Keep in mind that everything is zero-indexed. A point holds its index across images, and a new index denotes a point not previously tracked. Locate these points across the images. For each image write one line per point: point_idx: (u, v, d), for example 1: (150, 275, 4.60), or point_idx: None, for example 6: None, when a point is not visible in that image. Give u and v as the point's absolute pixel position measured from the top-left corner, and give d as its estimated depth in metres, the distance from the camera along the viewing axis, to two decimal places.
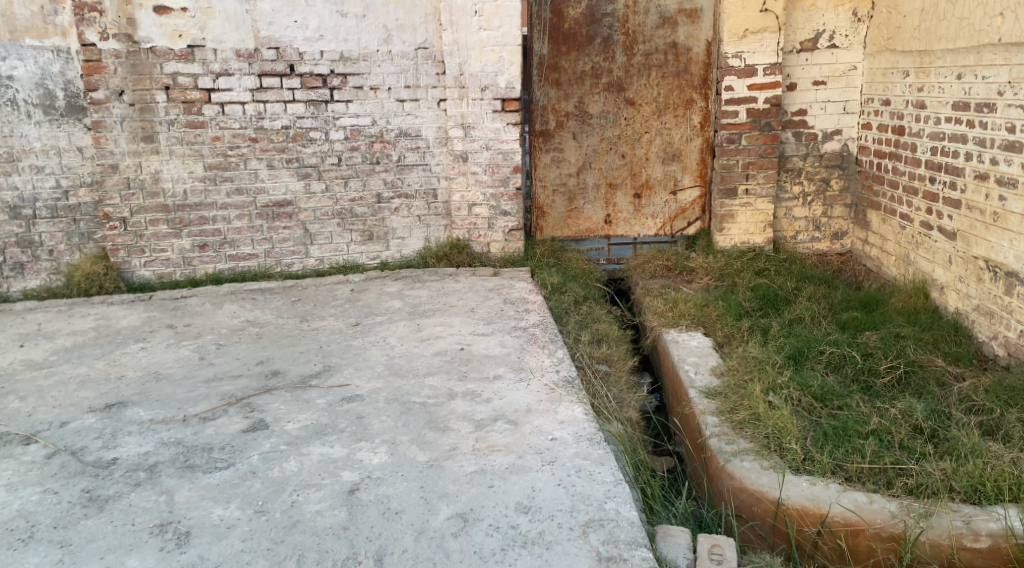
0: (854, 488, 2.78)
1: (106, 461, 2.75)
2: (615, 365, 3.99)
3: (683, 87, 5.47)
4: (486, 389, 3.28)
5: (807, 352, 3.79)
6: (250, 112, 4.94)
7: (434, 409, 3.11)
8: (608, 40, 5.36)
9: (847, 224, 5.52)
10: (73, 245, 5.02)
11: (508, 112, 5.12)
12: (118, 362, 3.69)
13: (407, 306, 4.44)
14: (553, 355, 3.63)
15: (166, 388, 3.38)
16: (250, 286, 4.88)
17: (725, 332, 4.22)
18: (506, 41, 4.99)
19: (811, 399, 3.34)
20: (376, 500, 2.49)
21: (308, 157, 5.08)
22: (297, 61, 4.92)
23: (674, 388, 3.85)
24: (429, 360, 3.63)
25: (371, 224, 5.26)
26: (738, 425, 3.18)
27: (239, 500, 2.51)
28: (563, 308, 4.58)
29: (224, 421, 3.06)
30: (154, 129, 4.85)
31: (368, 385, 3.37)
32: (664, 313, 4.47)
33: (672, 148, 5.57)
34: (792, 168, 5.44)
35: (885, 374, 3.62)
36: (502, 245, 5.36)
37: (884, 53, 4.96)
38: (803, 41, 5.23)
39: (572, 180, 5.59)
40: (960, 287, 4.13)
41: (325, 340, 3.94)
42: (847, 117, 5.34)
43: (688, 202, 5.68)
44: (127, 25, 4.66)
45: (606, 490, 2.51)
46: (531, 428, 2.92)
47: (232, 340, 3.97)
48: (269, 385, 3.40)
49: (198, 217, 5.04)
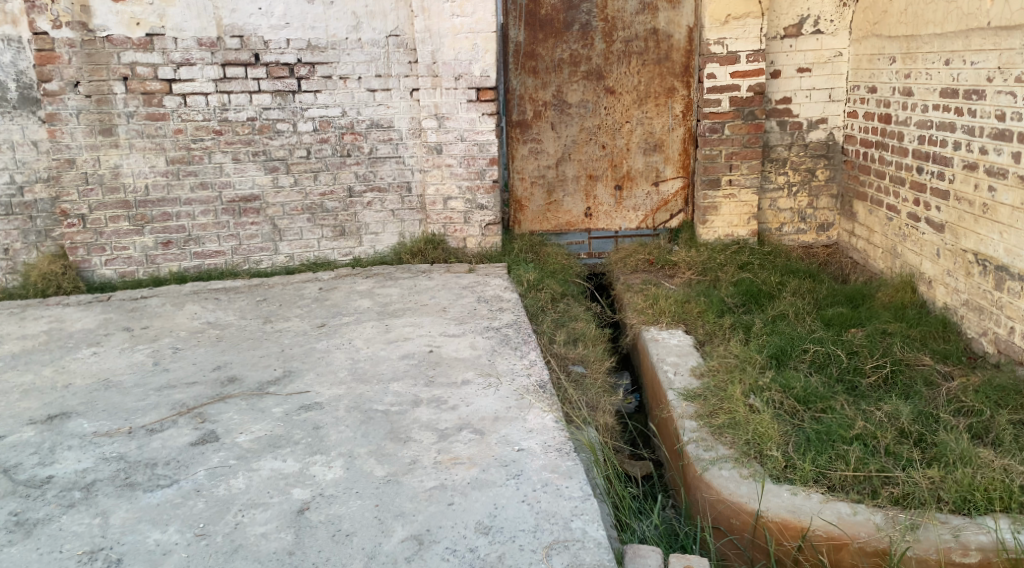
0: (838, 498, 2.64)
1: (40, 480, 2.58)
2: (591, 366, 3.81)
3: (664, 75, 5.29)
4: (452, 396, 3.11)
5: (790, 351, 3.64)
6: (214, 104, 4.73)
7: (397, 418, 2.94)
8: (586, 26, 5.18)
9: (833, 215, 5.37)
10: (30, 243, 4.82)
11: (484, 102, 4.93)
12: (67, 369, 3.50)
13: (377, 306, 4.26)
14: (525, 357, 3.46)
15: (115, 396, 3.20)
16: (215, 285, 4.69)
17: (706, 330, 4.07)
18: (480, 28, 4.79)
19: (794, 402, 3.18)
20: (325, 521, 2.32)
21: (275, 150, 4.88)
22: (261, 49, 4.71)
23: (653, 389, 3.69)
24: (396, 364, 3.45)
25: (342, 219, 5.07)
26: (717, 430, 3.03)
27: (178, 523, 2.34)
28: (539, 306, 4.41)
29: (172, 433, 2.88)
30: (112, 121, 4.64)
31: (329, 392, 3.20)
32: (644, 310, 4.31)
33: (653, 138, 5.40)
34: (776, 158, 5.28)
35: (871, 374, 3.46)
36: (479, 241, 5.18)
37: (870, 38, 4.79)
38: (787, 27, 5.06)
39: (551, 172, 5.42)
40: (948, 281, 3.98)
41: (287, 343, 3.76)
42: (832, 105, 5.18)
43: (671, 193, 5.51)
44: (81, 13, 4.45)
45: (573, 506, 2.35)
46: (498, 438, 2.75)
47: (190, 344, 3.78)
48: (225, 392, 3.22)
49: (161, 213, 4.84)
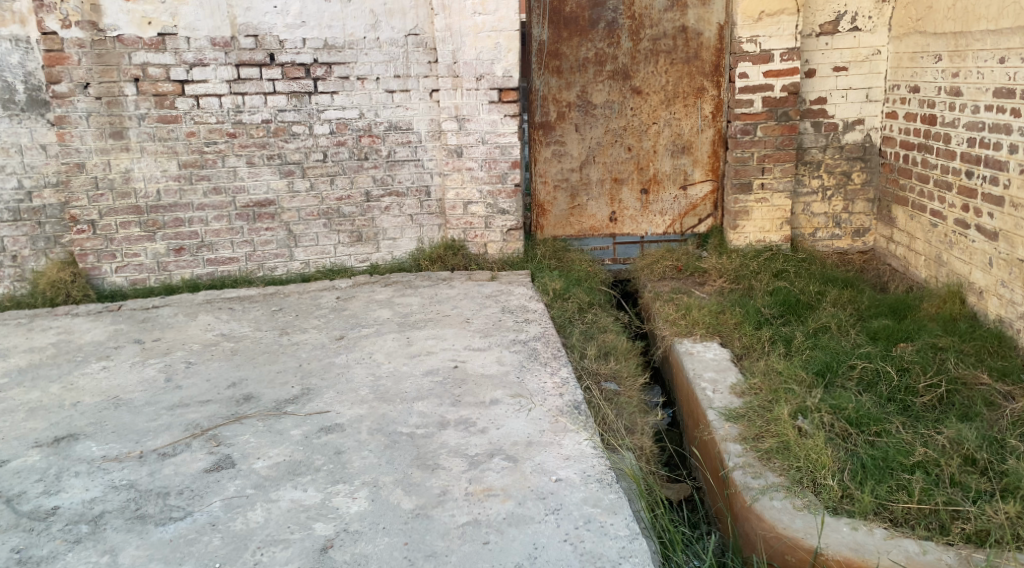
0: (903, 535, 2.47)
1: (45, 512, 2.41)
2: (624, 383, 3.60)
3: (693, 74, 5.09)
4: (481, 417, 2.92)
5: (836, 368, 3.43)
6: (228, 105, 4.56)
7: (423, 443, 2.75)
8: (613, 24, 4.98)
9: (869, 220, 5.15)
10: (38, 250, 4.66)
11: (507, 103, 4.74)
12: (75, 386, 3.33)
13: (397, 317, 4.07)
14: (556, 374, 3.27)
15: (124, 416, 3.03)
16: (228, 294, 4.52)
17: (743, 343, 3.87)
18: (503, 27, 4.60)
19: (846, 424, 2.98)
20: (351, 562, 2.16)
21: (290, 153, 4.70)
22: (277, 49, 4.54)
23: (690, 407, 3.51)
24: (419, 381, 3.26)
25: (359, 224, 4.89)
26: (765, 455, 2.85)
27: (193, 562, 2.18)
28: (566, 317, 4.22)
29: (186, 458, 2.71)
30: (124, 124, 4.47)
31: (350, 412, 3.01)
32: (676, 321, 4.12)
33: (681, 140, 5.20)
34: (810, 160, 5.07)
35: (925, 393, 3.25)
36: (501, 246, 4.99)
37: (912, 35, 4.58)
38: (823, 24, 4.84)
39: (575, 175, 5.22)
40: (1002, 293, 3.77)
41: (305, 357, 3.58)
42: (869, 105, 4.96)
43: (699, 197, 5.31)
44: (91, 12, 4.29)
45: (619, 548, 2.19)
46: (532, 466, 2.57)
47: (203, 358, 3.61)
48: (240, 412, 3.04)
49: (173, 219, 4.67)
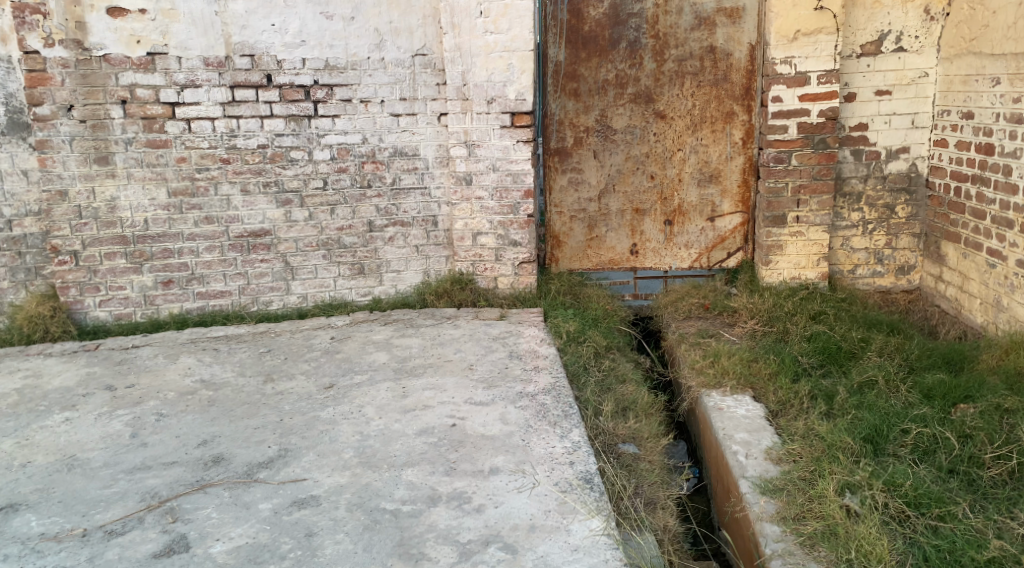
0: None
1: None
2: (645, 445, 3.20)
3: (722, 98, 4.70)
4: (478, 491, 2.53)
5: (887, 432, 3.01)
6: (221, 129, 4.25)
7: (409, 525, 2.38)
8: (635, 43, 4.62)
9: (914, 256, 4.70)
10: (18, 281, 4.35)
11: (519, 127, 4.38)
12: (31, 442, 2.99)
13: (394, 361, 3.70)
14: (567, 438, 2.87)
15: (77, 482, 2.68)
16: (215, 333, 4.18)
17: (779, 398, 3.44)
18: (516, 47, 4.26)
19: (903, 504, 2.56)
20: None
21: (288, 181, 4.37)
22: (274, 70, 4.23)
23: (720, 473, 3.11)
24: (411, 442, 2.88)
25: (361, 256, 4.54)
26: (809, 542, 2.48)
27: None
28: (581, 365, 3.82)
29: (135, 538, 2.37)
30: (109, 149, 4.17)
31: (329, 480, 2.64)
32: (704, 369, 3.71)
33: (709, 167, 4.80)
34: (849, 192, 4.64)
35: (993, 466, 2.81)
36: (512, 281, 4.60)
37: (964, 56, 4.18)
38: (864, 44, 4.44)
39: (593, 205, 4.84)
40: None
41: (289, 410, 3.21)
42: (915, 132, 4.54)
43: (728, 229, 4.89)
44: (76, 30, 4.00)
45: None
46: (534, 560, 2.22)
47: (177, 410, 3.25)
48: (205, 479, 2.67)
49: (161, 249, 4.34)
